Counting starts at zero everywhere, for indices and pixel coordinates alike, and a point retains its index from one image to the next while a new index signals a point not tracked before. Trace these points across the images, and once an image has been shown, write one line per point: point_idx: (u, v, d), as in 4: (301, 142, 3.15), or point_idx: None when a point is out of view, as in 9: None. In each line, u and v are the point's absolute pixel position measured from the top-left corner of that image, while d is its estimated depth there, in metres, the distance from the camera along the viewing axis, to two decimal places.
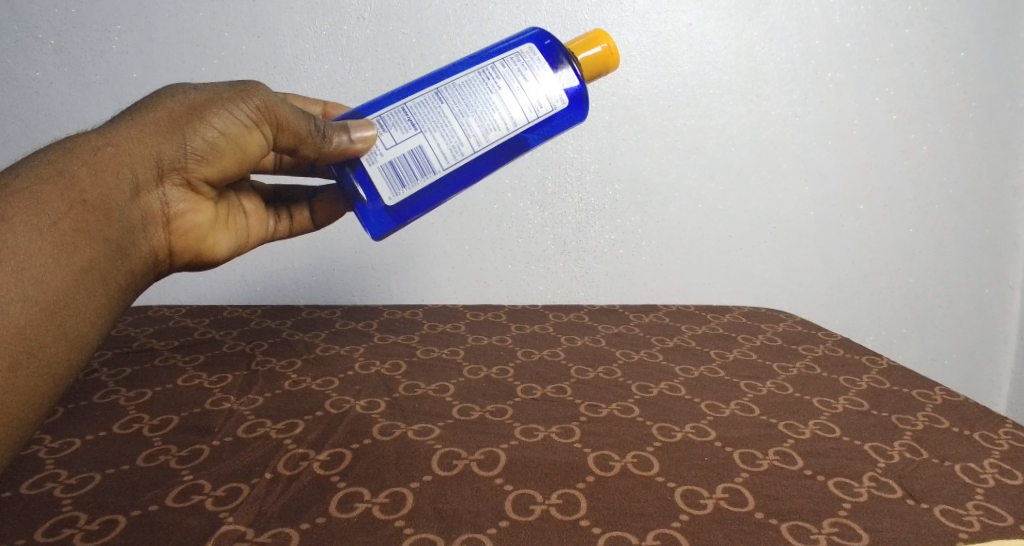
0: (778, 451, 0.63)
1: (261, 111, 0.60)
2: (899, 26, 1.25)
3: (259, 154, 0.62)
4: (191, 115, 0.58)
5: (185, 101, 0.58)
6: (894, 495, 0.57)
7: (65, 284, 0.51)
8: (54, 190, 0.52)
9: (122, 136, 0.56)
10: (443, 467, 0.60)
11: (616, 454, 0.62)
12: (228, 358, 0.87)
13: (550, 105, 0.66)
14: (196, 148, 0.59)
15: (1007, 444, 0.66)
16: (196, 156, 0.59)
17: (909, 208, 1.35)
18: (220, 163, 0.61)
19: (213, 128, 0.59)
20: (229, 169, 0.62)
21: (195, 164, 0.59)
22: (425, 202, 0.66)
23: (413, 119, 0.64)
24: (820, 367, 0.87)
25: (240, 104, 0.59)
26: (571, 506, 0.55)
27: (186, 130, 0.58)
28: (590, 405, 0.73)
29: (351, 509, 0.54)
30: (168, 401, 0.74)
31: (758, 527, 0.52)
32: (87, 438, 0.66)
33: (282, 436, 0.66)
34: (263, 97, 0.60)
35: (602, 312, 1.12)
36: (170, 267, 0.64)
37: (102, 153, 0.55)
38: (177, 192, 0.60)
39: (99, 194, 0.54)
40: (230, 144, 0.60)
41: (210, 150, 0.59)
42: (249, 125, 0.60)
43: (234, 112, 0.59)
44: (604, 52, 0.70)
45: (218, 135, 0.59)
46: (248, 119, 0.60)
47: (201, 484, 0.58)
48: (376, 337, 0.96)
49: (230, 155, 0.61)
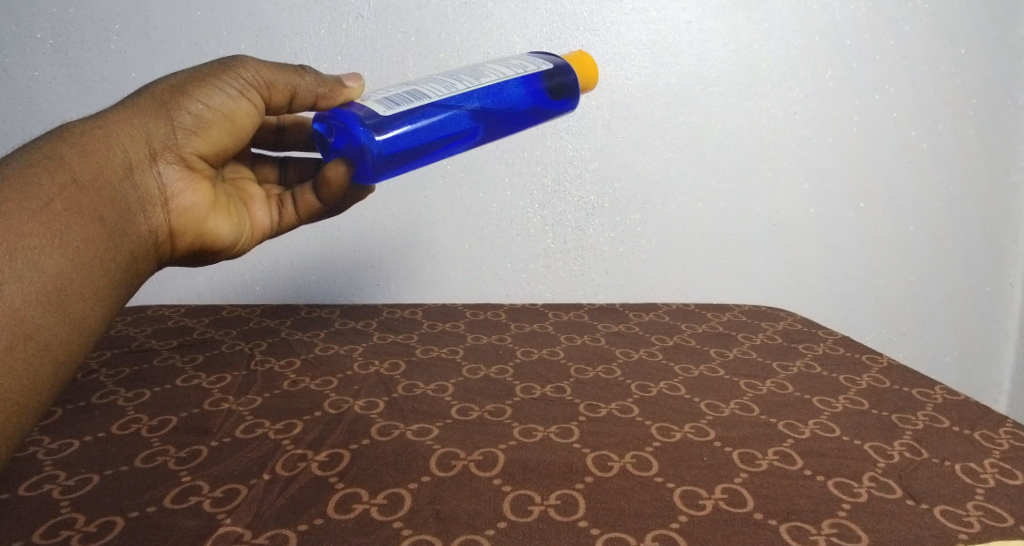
0: (777, 452, 0.72)
1: (246, 80, 0.67)
2: (899, 22, 1.31)
3: (250, 124, 0.69)
4: (172, 96, 0.64)
5: (167, 85, 0.65)
6: (895, 495, 0.65)
7: (62, 264, 0.53)
8: (46, 171, 0.55)
9: (110, 121, 0.61)
10: (518, 512, 0.63)
11: (658, 469, 0.69)
12: (285, 382, 0.91)
13: (536, 67, 0.74)
14: (186, 123, 0.65)
15: (1007, 444, 0.75)
16: (186, 132, 0.65)
17: (908, 205, 1.41)
18: (212, 136, 0.66)
19: (201, 103, 0.65)
20: (223, 143, 0.68)
21: (187, 142, 0.65)
22: (422, 137, 0.67)
23: (409, 82, 0.69)
24: (818, 365, 0.99)
25: (228, 78, 0.67)
26: (627, 540, 0.59)
27: (171, 108, 0.64)
28: (659, 426, 0.78)
29: (406, 545, 0.59)
30: (229, 450, 0.74)
31: (756, 527, 0.60)
32: (120, 474, 0.70)
33: (327, 472, 0.69)
34: (246, 69, 0.68)
35: (601, 311, 1.25)
36: (174, 252, 0.67)
37: (88, 137, 0.59)
38: (172, 170, 0.65)
39: (92, 173, 0.57)
40: (219, 116, 0.66)
41: (201, 124, 0.65)
42: (246, 90, 0.68)
43: (226, 82, 0.66)
44: (587, 70, 0.77)
45: (207, 110, 0.65)
46: (234, 89, 0.67)
47: (241, 531, 0.61)
48: (418, 350, 1.03)
49: (221, 128, 0.67)
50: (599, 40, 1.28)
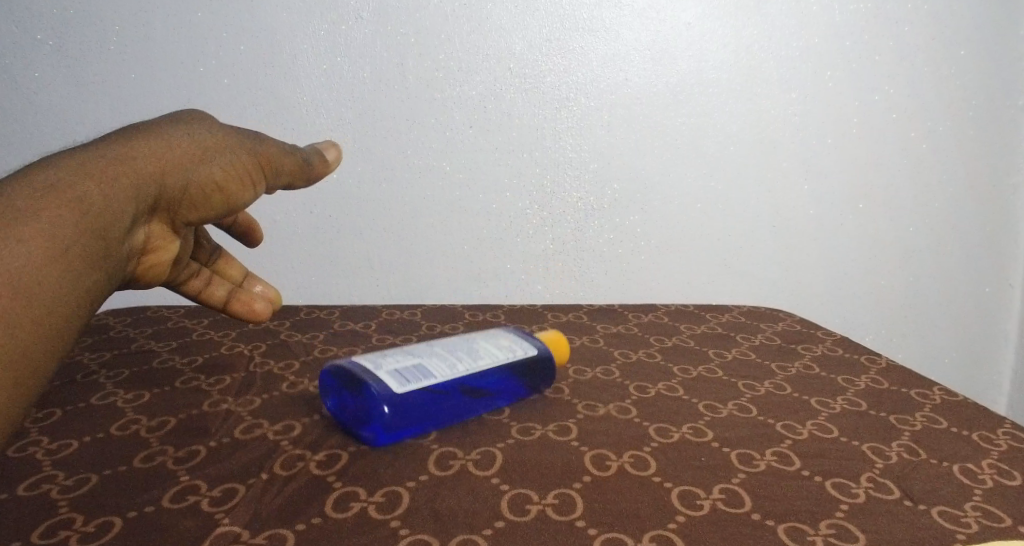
0: (775, 452, 0.63)
1: (262, 166, 0.65)
2: (899, 22, 1.26)
3: (246, 202, 0.66)
4: (202, 161, 0.59)
5: (200, 143, 0.59)
6: (892, 496, 0.56)
7: (78, 334, 0.48)
8: (74, 220, 0.48)
9: (135, 167, 0.54)
10: (440, 467, 0.58)
11: (613, 455, 0.61)
12: (226, 358, 0.87)
13: None
14: (198, 194, 0.60)
15: (1006, 444, 0.66)
16: (193, 204, 0.61)
17: (909, 207, 1.34)
18: (211, 206, 0.62)
19: (219, 175, 0.61)
20: (216, 214, 0.64)
21: (186, 206, 0.60)
22: None
23: None
24: (819, 366, 0.87)
25: (247, 160, 0.63)
26: (567, 506, 0.53)
27: (198, 174, 0.59)
28: (604, 412, 0.71)
29: (347, 509, 0.53)
30: (163, 401, 0.73)
31: (755, 528, 0.51)
32: (85, 439, 0.64)
33: (279, 437, 0.64)
34: (268, 158, 0.65)
35: (601, 312, 1.12)
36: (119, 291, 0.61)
37: (118, 183, 0.52)
38: (163, 226, 0.60)
39: (113, 225, 0.51)
40: (227, 196, 0.63)
41: (209, 200, 0.61)
42: (249, 173, 0.64)
43: (236, 161, 0.62)
44: None
45: (219, 185, 0.61)
46: (249, 175, 0.64)
47: (197, 484, 0.56)
48: (375, 337, 0.96)
49: (223, 202, 0.63)
50: (599, 41, 1.24)
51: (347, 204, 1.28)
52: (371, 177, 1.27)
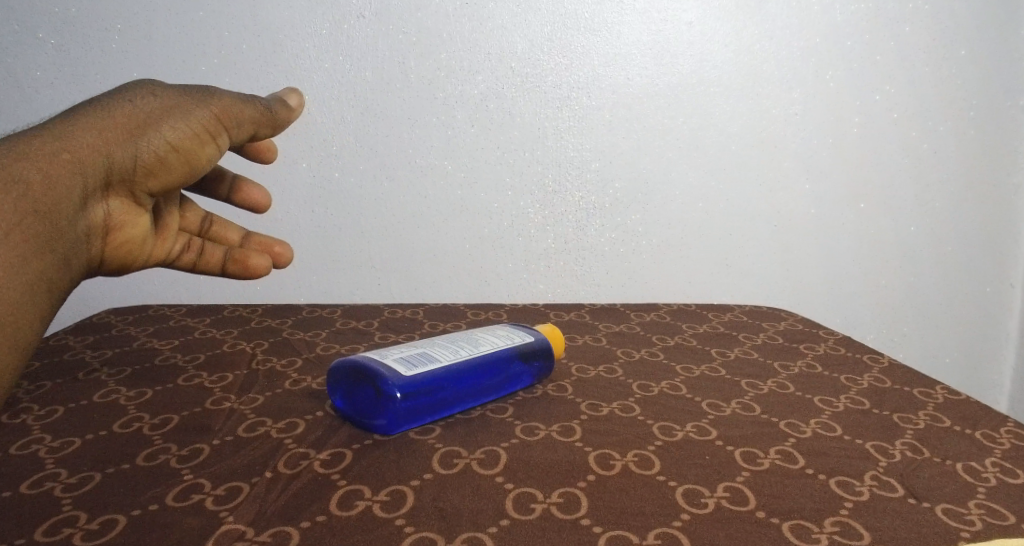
0: (779, 451, 0.63)
1: (216, 116, 0.65)
2: (900, 23, 1.26)
3: (205, 162, 0.67)
4: (148, 125, 0.60)
5: (142, 108, 0.60)
6: (896, 494, 0.56)
7: (40, 303, 0.50)
8: (17, 198, 0.50)
9: (80, 142, 0.55)
10: (444, 466, 0.58)
11: (617, 453, 0.61)
12: (228, 357, 0.86)
13: None
14: (150, 159, 0.61)
15: (1008, 443, 0.66)
16: (147, 169, 0.61)
17: (908, 207, 1.35)
18: (169, 172, 0.63)
19: (169, 137, 0.61)
20: (175, 179, 0.65)
21: (143, 176, 0.62)
22: None
23: None
24: (821, 365, 0.87)
25: (198, 115, 0.64)
26: (571, 505, 0.53)
27: (146, 139, 0.60)
28: (608, 410, 0.71)
29: (352, 507, 0.53)
30: (166, 399, 0.72)
31: (759, 526, 0.51)
32: (88, 437, 0.64)
33: (283, 435, 0.64)
34: (218, 105, 0.65)
35: (602, 311, 1.12)
36: (95, 271, 0.64)
37: (61, 161, 0.54)
38: (120, 201, 0.62)
39: (62, 200, 0.53)
40: (181, 157, 0.63)
41: (163, 162, 0.62)
42: (205, 128, 0.64)
43: (184, 119, 0.63)
44: None
45: (171, 147, 0.62)
46: (202, 129, 0.64)
47: (201, 482, 0.56)
48: (376, 335, 0.96)
49: (180, 165, 0.64)
50: (601, 41, 1.24)
51: (347, 204, 1.28)
52: (372, 177, 1.27)
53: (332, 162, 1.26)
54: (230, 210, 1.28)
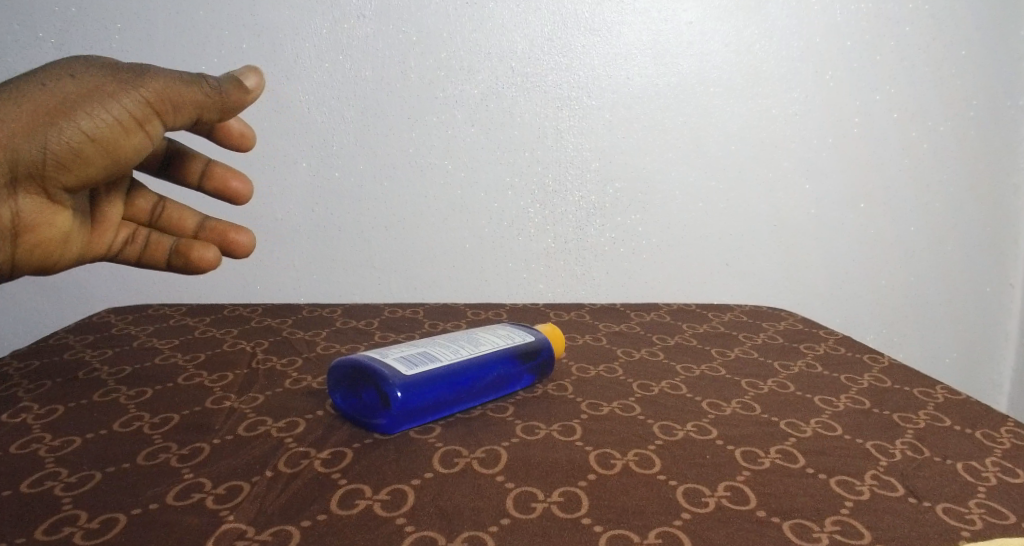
0: (780, 450, 0.63)
1: (141, 103, 0.62)
2: (900, 23, 1.27)
3: (135, 151, 0.65)
4: (55, 117, 0.58)
5: (53, 98, 0.59)
6: (896, 494, 0.56)
7: None
8: None
9: None
10: (445, 465, 0.58)
11: (618, 453, 0.61)
12: (229, 356, 0.86)
13: None
14: (61, 152, 0.59)
15: (1009, 443, 0.66)
16: (60, 164, 0.60)
17: (908, 206, 1.35)
18: (87, 165, 0.62)
19: (80, 128, 0.59)
20: (100, 171, 0.63)
21: (57, 170, 0.60)
22: None
23: None
24: (821, 365, 0.87)
25: (117, 103, 0.61)
26: (572, 504, 0.53)
27: (52, 134, 0.58)
28: (608, 409, 0.71)
29: (353, 506, 0.53)
30: (167, 399, 0.72)
31: (760, 525, 0.51)
32: (88, 436, 0.64)
33: (283, 434, 0.64)
34: (144, 90, 0.62)
35: (602, 311, 1.12)
36: (19, 266, 0.65)
37: None
38: (35, 198, 0.61)
39: None
40: (99, 149, 0.62)
41: (78, 156, 0.61)
42: (129, 117, 0.62)
43: (100, 108, 0.60)
44: None
45: (84, 139, 0.60)
46: (121, 118, 0.61)
47: (202, 482, 0.56)
48: (376, 335, 0.96)
49: (99, 157, 0.62)
50: (601, 41, 1.24)
51: (347, 203, 1.28)
52: (372, 176, 1.27)
53: (332, 162, 1.26)
54: (230, 210, 1.28)
